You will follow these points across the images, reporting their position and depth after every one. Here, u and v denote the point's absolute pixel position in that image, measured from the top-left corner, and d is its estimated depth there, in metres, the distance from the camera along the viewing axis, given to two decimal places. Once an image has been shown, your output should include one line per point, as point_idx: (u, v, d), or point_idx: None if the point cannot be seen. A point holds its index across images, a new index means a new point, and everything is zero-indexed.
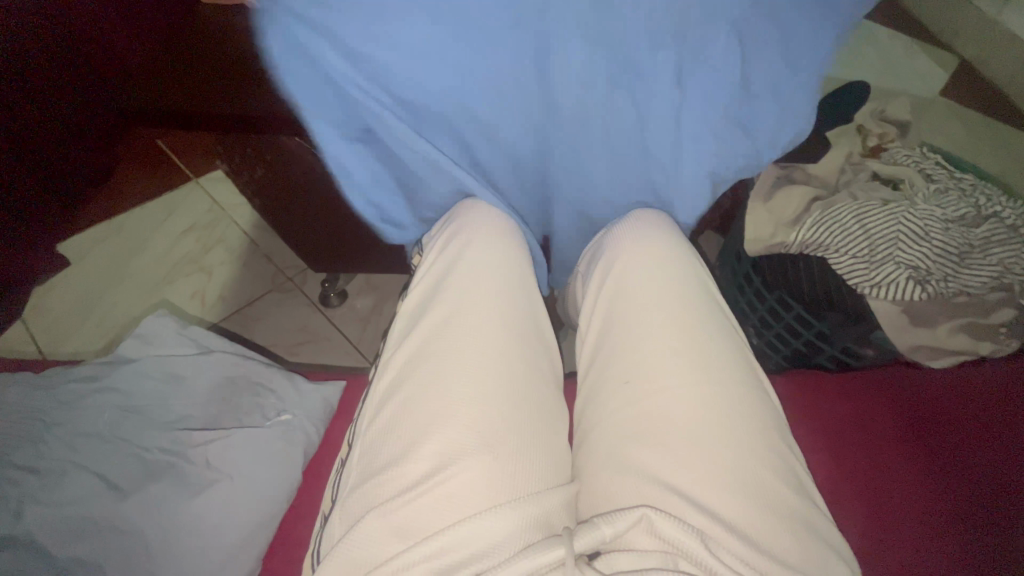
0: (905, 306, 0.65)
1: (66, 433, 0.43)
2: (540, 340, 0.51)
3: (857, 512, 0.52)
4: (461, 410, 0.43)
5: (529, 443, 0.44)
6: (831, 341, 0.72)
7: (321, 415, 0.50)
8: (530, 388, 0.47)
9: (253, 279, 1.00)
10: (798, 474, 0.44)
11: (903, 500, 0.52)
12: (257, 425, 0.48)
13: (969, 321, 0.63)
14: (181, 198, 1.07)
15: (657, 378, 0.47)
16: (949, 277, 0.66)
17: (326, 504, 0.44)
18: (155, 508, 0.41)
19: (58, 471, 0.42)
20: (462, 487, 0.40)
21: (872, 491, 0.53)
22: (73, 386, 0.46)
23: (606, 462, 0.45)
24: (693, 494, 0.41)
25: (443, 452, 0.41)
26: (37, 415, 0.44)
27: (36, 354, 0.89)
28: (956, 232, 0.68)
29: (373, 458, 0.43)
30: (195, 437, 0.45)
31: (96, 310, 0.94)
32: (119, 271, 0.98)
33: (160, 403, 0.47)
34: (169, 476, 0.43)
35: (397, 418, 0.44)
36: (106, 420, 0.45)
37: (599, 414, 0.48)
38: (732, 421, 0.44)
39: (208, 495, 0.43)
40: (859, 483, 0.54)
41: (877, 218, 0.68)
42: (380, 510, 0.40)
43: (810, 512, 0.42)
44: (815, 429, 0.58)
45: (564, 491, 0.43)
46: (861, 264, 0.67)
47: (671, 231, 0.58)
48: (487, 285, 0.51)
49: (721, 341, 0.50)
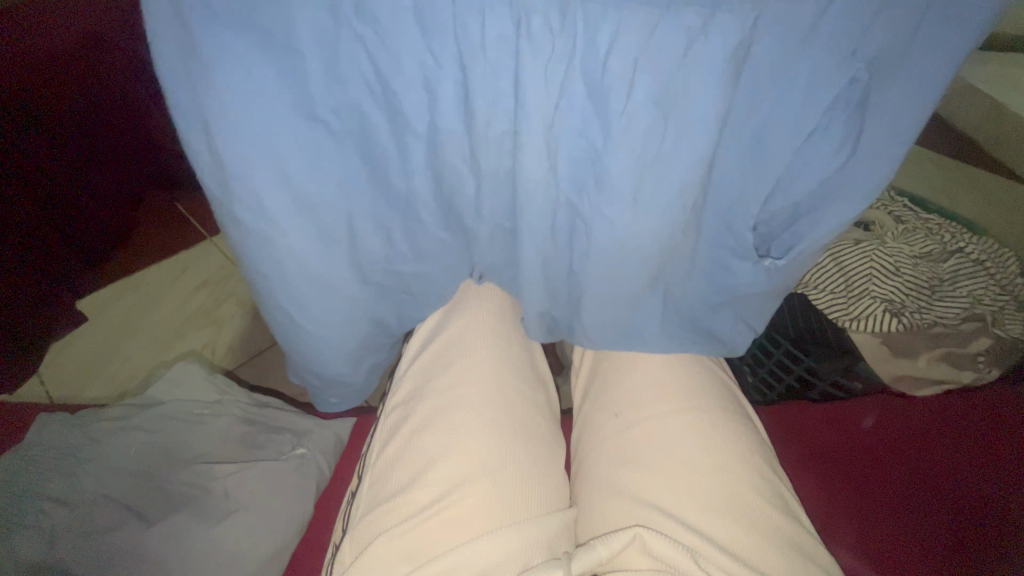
0: (884, 338, 0.66)
1: (95, 469, 0.49)
2: (536, 376, 0.54)
3: (822, 492, 0.58)
4: (466, 438, 0.46)
5: (528, 471, 0.46)
6: (819, 377, 0.69)
7: (333, 449, 0.57)
8: (528, 416, 0.50)
9: (262, 332, 1.04)
10: (783, 495, 0.46)
11: (908, 534, 0.53)
12: (275, 458, 0.54)
13: (947, 351, 0.65)
14: (193, 257, 1.13)
15: (647, 406, 0.50)
16: (923, 308, 0.67)
17: (336, 535, 0.47)
18: (175, 537, 0.46)
19: (87, 502, 0.47)
20: (466, 512, 0.42)
21: (864, 533, 0.54)
22: (104, 425, 0.53)
23: (603, 489, 0.48)
24: (683, 515, 0.43)
25: (450, 479, 0.44)
26: (72, 452, 0.50)
27: (43, 398, 0.94)
28: (925, 267, 0.71)
29: (381, 488, 0.46)
30: (217, 470, 0.51)
31: (107, 364, 0.99)
32: (132, 327, 1.03)
33: (183, 442, 0.53)
34: (192, 508, 0.48)
35: (404, 448, 0.47)
36: (134, 455, 0.51)
37: (594, 442, 0.51)
38: (717, 449, 0.47)
39: (227, 523, 0.48)
40: (838, 482, 0.58)
41: (851, 257, 0.71)
42: (388, 535, 0.42)
43: (795, 531, 0.44)
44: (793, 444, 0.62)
45: (563, 516, 0.45)
46: (838, 299, 0.68)
47: None
48: (487, 323, 0.55)
49: (707, 374, 0.53)
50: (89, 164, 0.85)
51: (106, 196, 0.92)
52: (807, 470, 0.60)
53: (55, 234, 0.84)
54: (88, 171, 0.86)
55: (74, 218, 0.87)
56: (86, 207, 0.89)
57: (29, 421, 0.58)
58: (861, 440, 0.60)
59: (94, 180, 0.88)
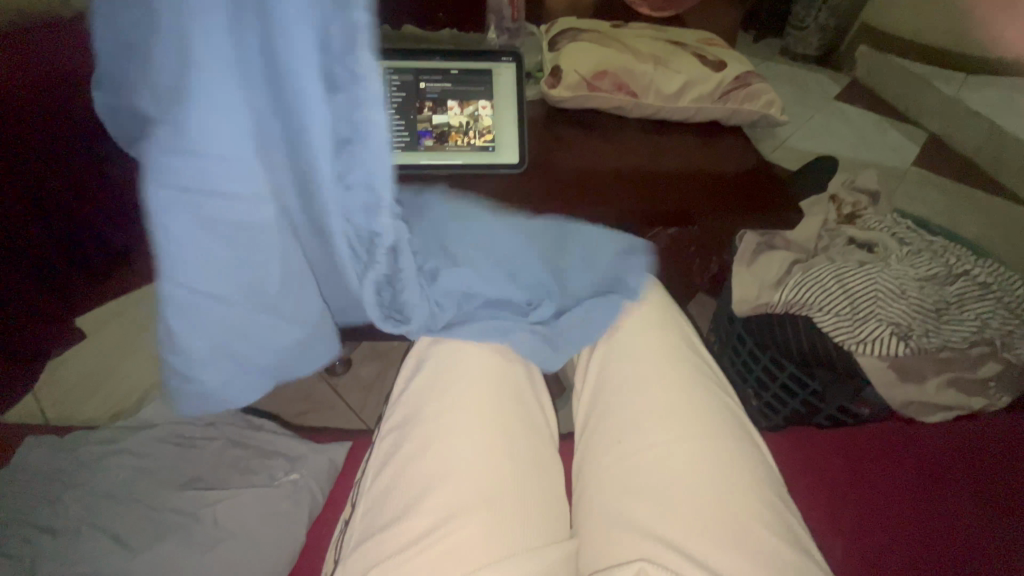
0: (892, 361, 0.65)
1: (81, 495, 0.48)
2: (534, 399, 0.53)
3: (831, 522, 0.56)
4: (463, 466, 0.45)
5: (527, 501, 0.45)
6: (825, 400, 0.72)
7: (327, 474, 0.55)
8: (527, 443, 0.49)
9: None
10: (792, 526, 0.45)
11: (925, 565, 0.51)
12: (267, 484, 0.53)
13: (956, 376, 0.64)
14: None
15: (649, 434, 0.49)
16: (931, 331, 0.66)
17: (329, 565, 0.45)
18: (161, 565, 0.45)
19: (72, 530, 0.45)
20: (460, 544, 0.41)
21: (879, 562, 0.52)
22: (93, 448, 0.52)
23: (604, 519, 0.46)
24: (688, 549, 0.42)
25: (444, 509, 0.43)
26: (58, 476, 0.49)
27: (37, 417, 0.93)
28: (930, 290, 0.70)
29: (374, 517, 0.45)
30: (206, 497, 0.50)
31: (103, 382, 0.98)
32: (129, 344, 1.03)
33: (173, 466, 0.52)
34: (178, 536, 0.46)
35: (399, 476, 0.46)
36: (122, 480, 0.49)
37: (594, 470, 0.50)
38: (721, 479, 0.45)
39: (216, 553, 0.47)
40: (850, 511, 0.56)
41: (856, 279, 0.69)
42: (381, 567, 0.41)
43: (806, 566, 0.42)
44: (802, 473, 0.60)
45: (563, 547, 0.44)
46: (845, 322, 0.67)
47: (657, 307, 0.59)
48: (484, 348, 0.53)
49: (711, 401, 0.52)
50: (67, 158, 0.78)
51: (96, 199, 0.84)
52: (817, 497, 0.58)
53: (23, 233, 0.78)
54: (67, 155, 0.78)
55: (58, 214, 0.81)
56: (70, 205, 0.82)
57: (17, 443, 0.56)
58: (871, 469, 0.58)
59: (78, 177, 0.80)
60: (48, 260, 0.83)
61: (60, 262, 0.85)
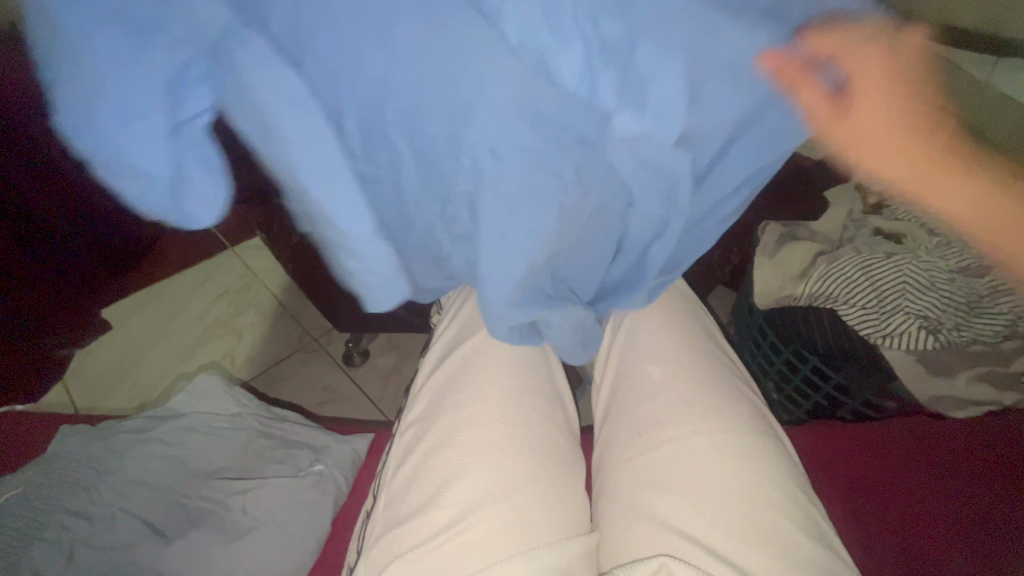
0: (920, 356, 0.63)
1: (114, 483, 0.49)
2: (554, 393, 0.53)
3: (852, 520, 0.55)
4: (483, 460, 0.45)
5: (549, 494, 0.45)
6: (851, 394, 0.67)
7: (350, 465, 0.56)
8: (548, 437, 0.48)
9: (280, 341, 1.05)
10: (816, 522, 0.44)
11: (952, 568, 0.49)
12: (292, 474, 0.54)
13: (986, 370, 0.62)
14: (217, 265, 1.15)
15: (671, 427, 0.48)
16: (960, 326, 0.65)
17: (352, 556, 0.46)
18: (191, 552, 0.46)
19: (107, 517, 0.47)
20: (482, 537, 0.41)
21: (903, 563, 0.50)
22: (124, 436, 0.53)
23: (626, 513, 0.46)
24: (711, 545, 0.42)
25: (466, 502, 0.43)
26: (92, 464, 0.51)
27: (68, 405, 0.96)
28: (961, 282, 0.68)
29: (396, 508, 0.45)
30: (233, 487, 0.51)
31: (130, 372, 1.01)
32: (154, 335, 1.05)
33: (201, 456, 0.53)
34: (210, 524, 0.48)
35: (420, 468, 0.46)
36: (153, 469, 0.51)
37: (615, 463, 0.49)
38: (745, 474, 0.45)
39: (244, 541, 0.48)
40: (874, 509, 0.54)
41: (883, 269, 0.68)
42: (405, 558, 0.42)
43: (830, 564, 0.42)
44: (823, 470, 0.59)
45: (584, 541, 0.44)
46: (872, 316, 0.66)
47: (676, 300, 0.58)
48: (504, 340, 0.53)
49: (732, 394, 0.51)
50: None
51: None
52: (840, 494, 0.57)
53: (51, 222, 0.78)
54: None
55: None
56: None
57: (52, 431, 0.58)
58: (897, 465, 0.56)
59: None
60: (80, 255, 0.86)
61: (88, 257, 0.89)
